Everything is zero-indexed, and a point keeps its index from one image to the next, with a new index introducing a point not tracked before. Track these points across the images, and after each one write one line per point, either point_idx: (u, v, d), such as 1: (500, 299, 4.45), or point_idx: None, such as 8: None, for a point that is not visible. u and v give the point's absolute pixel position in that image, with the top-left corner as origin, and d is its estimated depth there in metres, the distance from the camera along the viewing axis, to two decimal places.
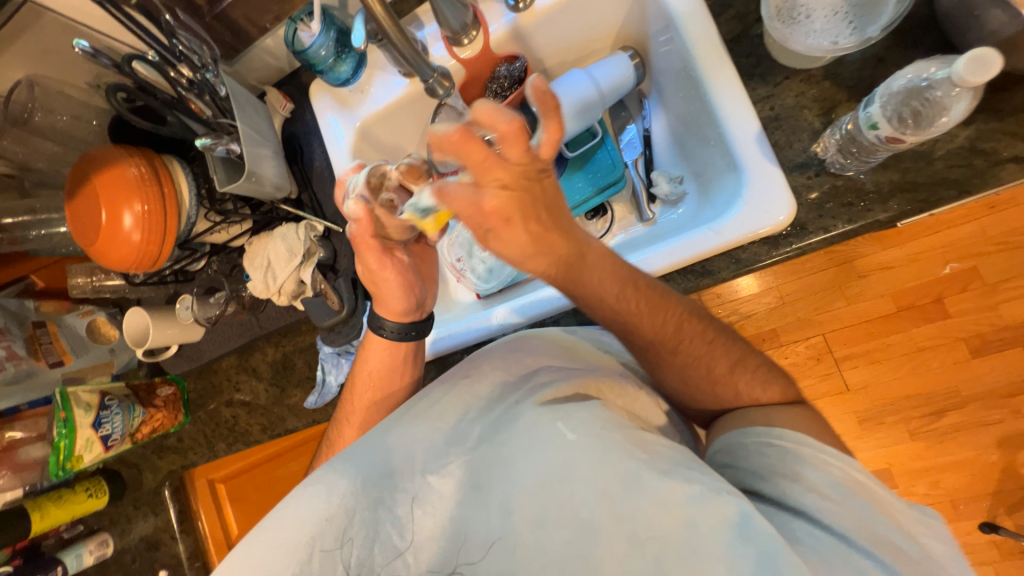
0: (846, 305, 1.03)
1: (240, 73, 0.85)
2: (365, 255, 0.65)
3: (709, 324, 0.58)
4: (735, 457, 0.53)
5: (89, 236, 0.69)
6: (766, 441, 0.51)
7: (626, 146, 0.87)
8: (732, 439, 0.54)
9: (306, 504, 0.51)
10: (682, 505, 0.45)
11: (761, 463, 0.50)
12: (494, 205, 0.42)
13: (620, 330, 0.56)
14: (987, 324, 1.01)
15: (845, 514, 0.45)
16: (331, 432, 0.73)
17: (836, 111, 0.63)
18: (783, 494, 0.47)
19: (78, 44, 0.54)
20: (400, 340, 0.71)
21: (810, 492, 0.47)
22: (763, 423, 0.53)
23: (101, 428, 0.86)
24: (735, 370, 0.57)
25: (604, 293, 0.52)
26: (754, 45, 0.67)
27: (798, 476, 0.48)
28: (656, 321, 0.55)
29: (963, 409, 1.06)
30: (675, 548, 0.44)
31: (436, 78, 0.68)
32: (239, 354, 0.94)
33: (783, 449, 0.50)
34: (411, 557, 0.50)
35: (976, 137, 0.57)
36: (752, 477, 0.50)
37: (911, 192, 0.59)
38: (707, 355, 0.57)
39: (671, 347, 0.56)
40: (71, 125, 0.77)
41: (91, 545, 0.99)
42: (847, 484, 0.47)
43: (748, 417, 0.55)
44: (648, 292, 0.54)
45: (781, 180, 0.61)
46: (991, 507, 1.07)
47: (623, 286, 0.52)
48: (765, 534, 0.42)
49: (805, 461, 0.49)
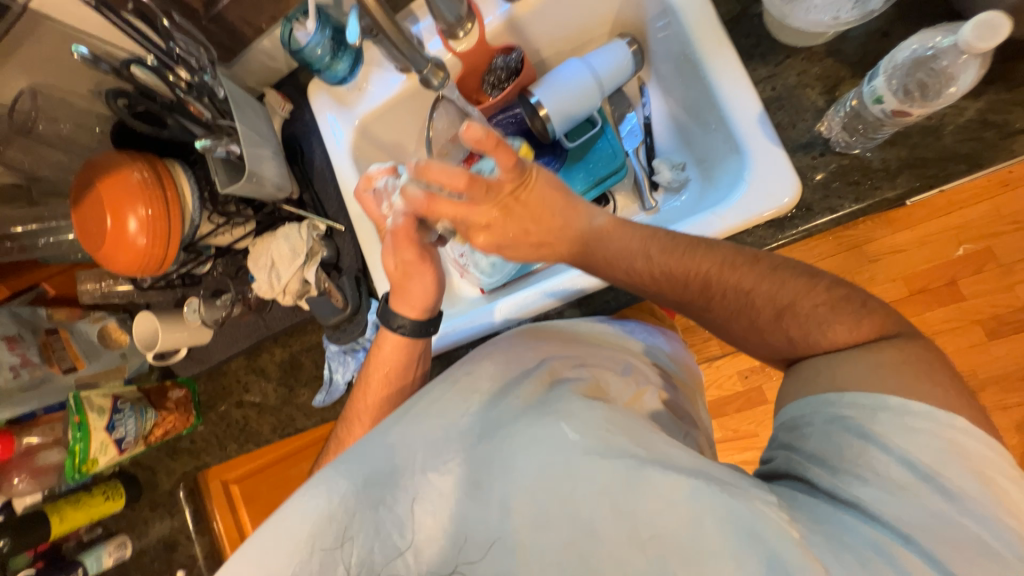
0: (858, 291, 1.01)
1: (239, 75, 0.85)
2: (402, 250, 0.68)
3: (760, 262, 0.56)
4: (795, 438, 0.49)
5: (96, 241, 0.70)
6: (838, 416, 0.47)
7: (627, 135, 0.85)
8: (796, 412, 0.51)
9: (302, 508, 0.51)
10: (687, 504, 0.44)
11: (824, 445, 0.47)
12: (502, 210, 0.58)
13: (652, 287, 0.60)
14: (1003, 305, 0.99)
15: (909, 509, 0.41)
16: (341, 429, 0.73)
17: (839, 89, 0.61)
18: (838, 485, 0.45)
19: (76, 50, 0.55)
20: (416, 336, 0.71)
21: (871, 480, 0.43)
22: (836, 390, 0.49)
23: (115, 431, 0.87)
24: (786, 316, 0.54)
25: (624, 249, 0.58)
26: (753, 25, 0.65)
27: (862, 459, 0.44)
28: (687, 270, 0.57)
29: (981, 392, 1.04)
30: (678, 546, 0.44)
31: (431, 69, 0.67)
32: (247, 355, 0.95)
33: (857, 425, 0.46)
34: (410, 555, 0.48)
35: (987, 109, 0.56)
36: (808, 463, 0.47)
37: (920, 168, 0.57)
38: (748, 305, 0.55)
39: (707, 303, 0.57)
40: (75, 133, 0.79)
41: (110, 548, 1.01)
42: (925, 470, 0.42)
43: (826, 371, 0.50)
44: (672, 243, 0.58)
45: (786, 162, 0.60)
46: None
47: (644, 240, 0.58)
48: (776, 532, 0.41)
49: (874, 441, 0.45)
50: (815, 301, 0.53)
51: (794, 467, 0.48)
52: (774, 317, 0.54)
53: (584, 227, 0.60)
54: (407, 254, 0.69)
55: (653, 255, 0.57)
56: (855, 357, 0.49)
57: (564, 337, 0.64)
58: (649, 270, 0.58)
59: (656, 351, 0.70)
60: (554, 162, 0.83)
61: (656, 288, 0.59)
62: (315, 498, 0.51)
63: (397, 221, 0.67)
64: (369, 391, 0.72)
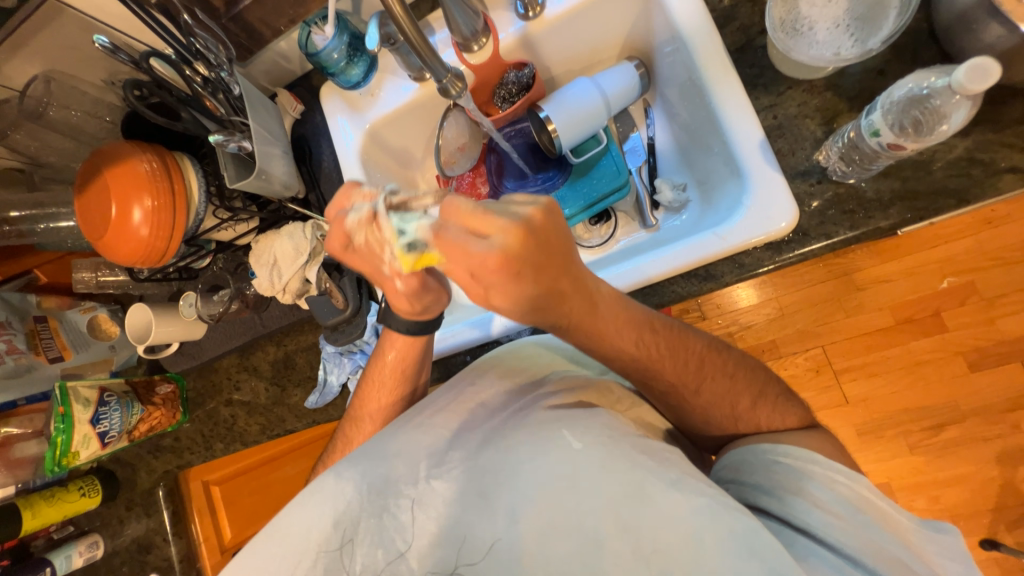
0: (846, 318, 1.04)
1: (253, 74, 0.86)
2: (421, 294, 0.61)
3: (730, 358, 0.60)
4: (740, 472, 0.53)
5: (98, 230, 0.69)
6: (773, 459, 0.52)
7: (630, 153, 0.88)
8: (738, 455, 0.55)
9: (312, 510, 0.51)
10: (690, 520, 0.44)
11: (766, 479, 0.51)
12: (496, 261, 0.43)
13: (640, 378, 0.57)
14: (984, 338, 1.02)
15: (851, 532, 0.46)
16: (347, 428, 0.72)
17: (837, 121, 0.64)
18: (789, 512, 0.48)
19: (98, 39, 0.56)
20: (416, 334, 0.68)
21: (816, 509, 0.47)
22: (770, 442, 0.54)
23: (99, 425, 0.85)
24: (757, 404, 0.58)
25: (622, 344, 0.54)
26: (757, 56, 0.68)
27: (802, 491, 0.48)
28: (678, 363, 0.56)
29: (963, 423, 1.06)
30: (683, 562, 0.43)
31: (450, 78, 0.67)
32: (240, 353, 0.93)
33: (790, 467, 0.51)
34: (415, 560, 0.49)
35: (974, 148, 0.58)
36: (758, 492, 0.50)
37: (911, 200, 0.60)
38: (729, 391, 0.58)
39: (695, 391, 0.57)
40: (83, 121, 0.78)
41: (81, 548, 0.97)
42: (855, 503, 0.47)
43: (760, 436, 0.56)
44: (667, 333, 0.56)
45: (785, 188, 0.62)
46: (992, 524, 1.07)
47: (641, 331, 0.55)
48: (775, 550, 0.42)
49: (809, 479, 0.49)
50: (769, 387, 0.59)
51: (741, 496, 0.52)
52: (750, 406, 0.57)
53: (613, 310, 0.52)
54: (426, 294, 0.61)
55: (648, 337, 0.55)
56: (797, 434, 0.55)
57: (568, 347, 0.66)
58: (643, 350, 0.55)
59: None
60: (559, 176, 0.85)
61: (660, 364, 0.56)
62: (318, 502, 0.51)
63: (404, 282, 0.56)
64: (379, 390, 0.71)
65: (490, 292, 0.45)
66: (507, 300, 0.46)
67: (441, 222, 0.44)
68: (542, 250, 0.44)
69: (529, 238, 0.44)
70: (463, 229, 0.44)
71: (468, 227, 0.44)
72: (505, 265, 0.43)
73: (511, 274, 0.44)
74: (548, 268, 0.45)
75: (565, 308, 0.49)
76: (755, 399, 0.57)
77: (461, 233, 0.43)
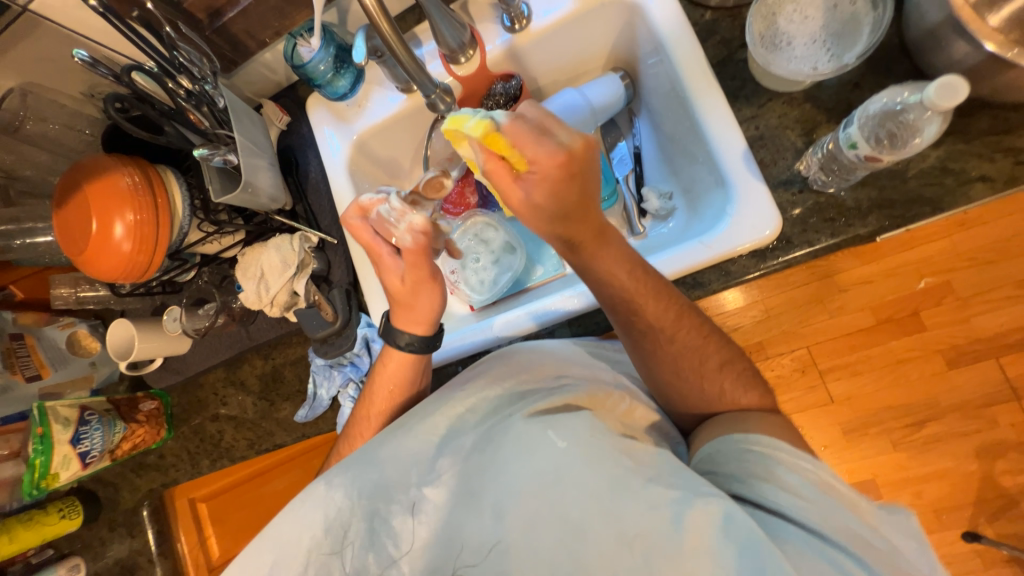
0: (829, 319, 1.07)
1: (237, 85, 0.86)
2: (418, 265, 0.64)
3: (706, 320, 0.62)
4: (716, 463, 0.54)
5: (78, 245, 0.68)
6: (745, 448, 0.52)
7: (617, 162, 0.89)
8: (711, 449, 0.56)
9: (302, 528, 0.50)
10: (668, 508, 0.45)
11: (740, 468, 0.51)
12: (561, 158, 0.50)
13: (626, 317, 0.59)
14: (959, 336, 1.05)
15: (816, 511, 0.46)
16: (342, 443, 0.71)
17: (816, 132, 0.66)
18: (759, 495, 0.48)
19: (77, 53, 0.55)
20: (416, 353, 0.69)
21: (783, 490, 0.48)
22: (741, 431, 0.55)
23: (79, 445, 0.83)
24: (724, 368, 0.60)
25: (614, 274, 0.57)
26: (739, 69, 0.70)
27: (771, 476, 0.49)
28: (660, 308, 0.58)
29: (942, 419, 1.09)
30: (662, 549, 0.44)
31: (438, 93, 0.68)
32: (227, 367, 0.92)
33: (760, 454, 0.51)
34: (405, 563, 0.50)
35: (946, 157, 0.61)
36: (731, 480, 0.51)
37: (888, 209, 0.62)
38: (700, 348, 0.60)
39: (671, 338, 0.59)
40: (60, 134, 0.77)
41: (61, 571, 0.94)
42: (819, 485, 0.48)
43: (728, 418, 0.58)
44: (656, 281, 0.59)
45: (767, 196, 0.64)
46: (972, 517, 1.10)
47: (633, 268, 0.57)
48: (747, 534, 0.42)
49: (778, 463, 0.50)
50: (739, 367, 0.61)
51: (716, 487, 0.52)
52: (717, 367, 0.60)
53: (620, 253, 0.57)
54: (422, 269, 0.64)
55: (640, 272, 0.57)
56: (766, 415, 0.57)
57: (567, 351, 0.66)
58: (634, 286, 0.57)
59: None
60: None
61: (645, 304, 0.58)
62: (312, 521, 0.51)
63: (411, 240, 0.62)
64: (371, 408, 0.70)
65: (534, 189, 0.51)
66: (548, 201, 0.52)
67: (517, 115, 0.52)
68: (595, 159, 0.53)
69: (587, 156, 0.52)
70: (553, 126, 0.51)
71: (550, 128, 0.51)
72: (564, 164, 0.50)
73: (568, 173, 0.51)
74: (590, 180, 0.53)
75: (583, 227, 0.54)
76: (729, 374, 0.60)
77: (533, 127, 0.51)
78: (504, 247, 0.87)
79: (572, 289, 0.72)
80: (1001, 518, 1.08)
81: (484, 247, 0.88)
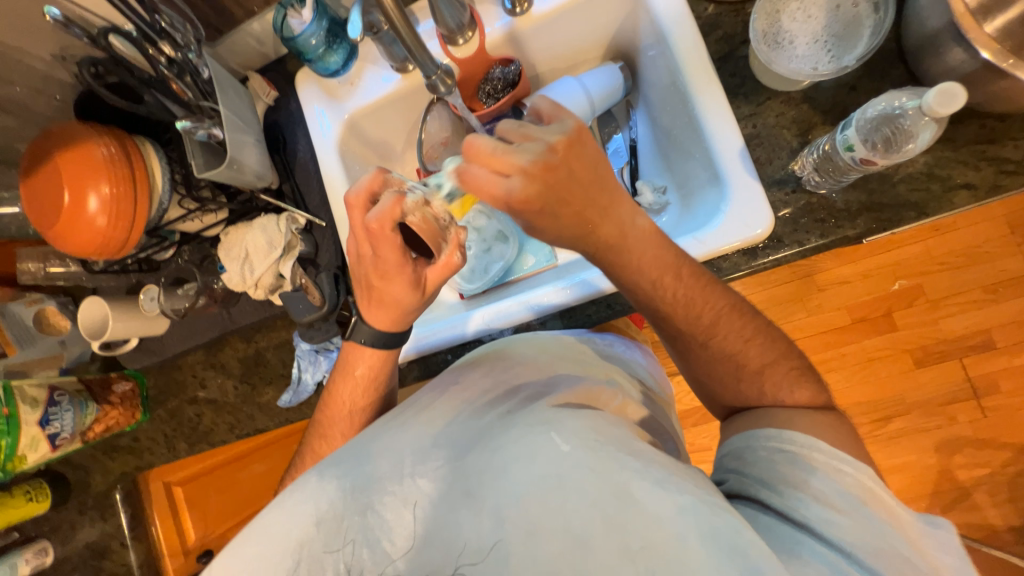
0: (807, 316, 1.11)
1: (221, 56, 0.82)
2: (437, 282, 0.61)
3: (751, 320, 0.60)
4: (742, 462, 0.53)
5: (50, 218, 0.64)
6: (776, 448, 0.52)
7: (612, 154, 0.89)
8: (742, 443, 0.55)
9: (291, 511, 0.50)
10: (674, 522, 0.44)
11: (767, 472, 0.50)
12: (526, 196, 0.51)
13: (653, 315, 0.61)
14: (929, 336, 1.10)
15: (851, 526, 0.45)
16: (314, 437, 0.71)
17: (812, 133, 0.67)
18: (787, 505, 0.47)
19: (48, 11, 0.51)
20: (379, 349, 0.67)
21: (815, 502, 0.47)
22: (773, 427, 0.54)
23: (49, 427, 0.80)
24: (766, 369, 0.58)
25: (645, 277, 0.58)
26: (739, 66, 0.70)
27: (803, 484, 0.48)
28: (691, 312, 0.59)
29: (908, 415, 1.13)
30: (665, 559, 0.42)
31: (440, 75, 0.66)
32: (206, 349, 0.89)
33: (794, 457, 0.50)
34: (401, 559, 0.48)
35: (934, 164, 0.62)
36: (759, 485, 0.50)
37: (876, 212, 0.63)
38: (741, 351, 0.58)
39: (703, 344, 0.59)
40: (27, 97, 0.73)
41: (27, 555, 0.91)
42: (857, 496, 0.47)
43: (770, 415, 0.56)
44: (694, 278, 0.59)
45: (762, 197, 0.64)
46: (929, 507, 1.15)
47: (664, 272, 0.58)
48: (757, 550, 0.41)
49: (813, 470, 0.49)
50: (788, 365, 0.58)
51: (739, 487, 0.52)
52: (757, 369, 0.58)
53: (615, 227, 0.56)
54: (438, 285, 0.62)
55: (665, 281, 0.58)
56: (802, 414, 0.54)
57: (556, 347, 0.66)
58: (660, 292, 0.58)
59: (635, 364, 0.74)
60: None
61: (670, 312, 0.59)
62: (299, 508, 0.51)
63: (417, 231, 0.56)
64: (338, 396, 0.69)
65: (526, 221, 0.55)
66: (547, 229, 0.55)
67: (464, 172, 0.52)
68: (575, 165, 0.52)
69: (551, 169, 0.51)
70: (502, 165, 0.51)
71: (495, 169, 0.51)
72: (533, 199, 0.51)
73: (537, 208, 0.52)
74: (570, 198, 0.53)
75: (567, 213, 0.54)
76: (771, 375, 0.57)
77: (484, 176, 0.51)
78: (496, 236, 0.87)
79: (562, 281, 0.72)
80: (955, 508, 1.13)
81: (475, 236, 0.88)
